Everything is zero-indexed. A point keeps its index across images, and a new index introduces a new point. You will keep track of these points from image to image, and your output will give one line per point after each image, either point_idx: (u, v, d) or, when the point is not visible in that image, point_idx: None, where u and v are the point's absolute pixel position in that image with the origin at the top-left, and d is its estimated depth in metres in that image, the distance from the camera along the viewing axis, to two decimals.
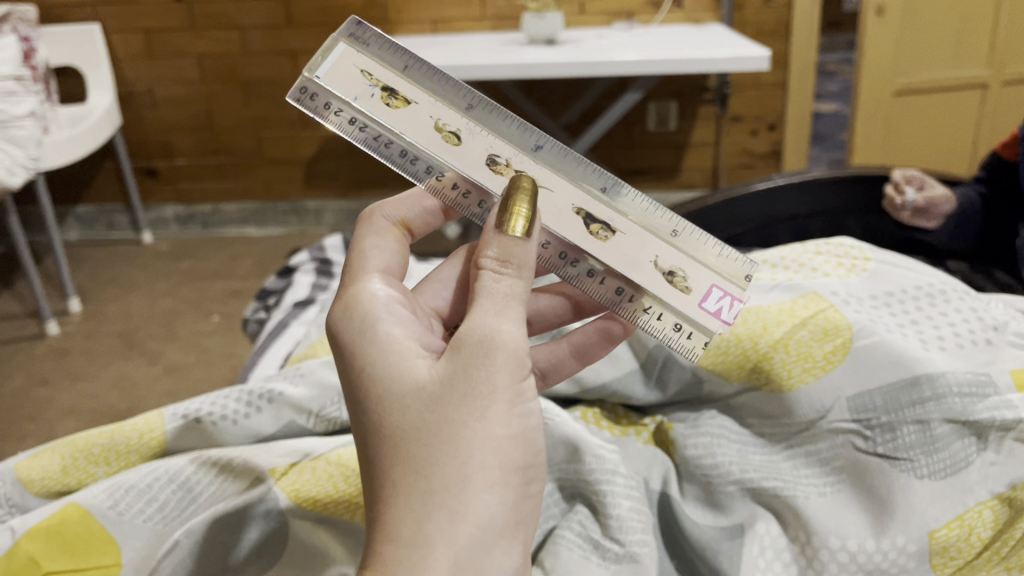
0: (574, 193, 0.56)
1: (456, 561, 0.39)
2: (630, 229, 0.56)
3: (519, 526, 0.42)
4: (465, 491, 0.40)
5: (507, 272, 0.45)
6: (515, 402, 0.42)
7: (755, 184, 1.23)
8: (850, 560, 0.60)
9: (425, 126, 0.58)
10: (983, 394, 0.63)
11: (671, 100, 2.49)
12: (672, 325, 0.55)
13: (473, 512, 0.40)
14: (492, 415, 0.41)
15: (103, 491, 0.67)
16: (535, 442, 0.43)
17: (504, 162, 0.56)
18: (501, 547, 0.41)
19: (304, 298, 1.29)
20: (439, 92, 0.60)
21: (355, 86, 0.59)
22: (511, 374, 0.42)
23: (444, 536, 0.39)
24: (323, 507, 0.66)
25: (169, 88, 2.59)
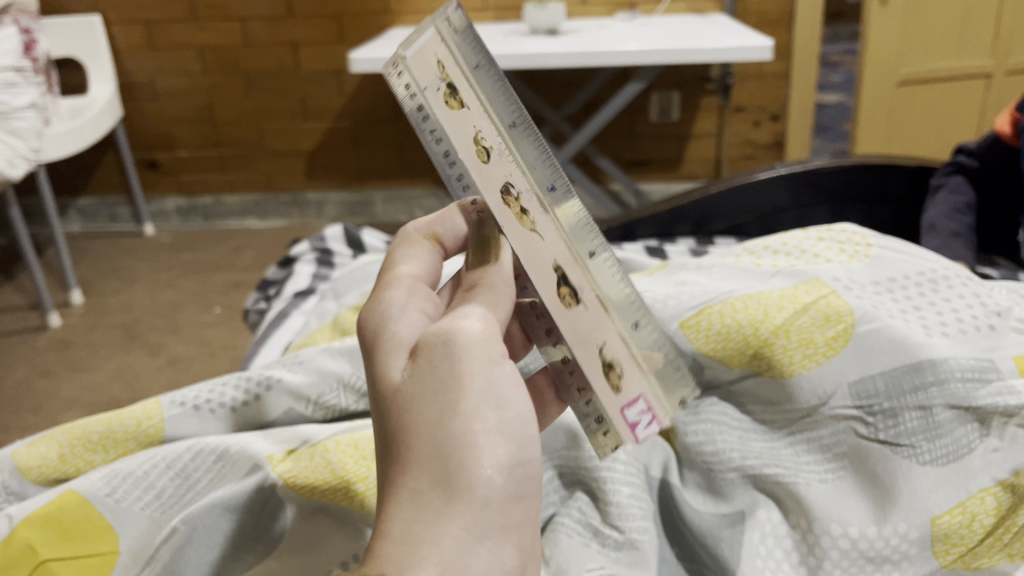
0: (560, 247, 0.45)
1: (443, 560, 0.37)
2: (594, 305, 0.45)
3: (506, 527, 0.40)
4: (445, 483, 0.39)
5: (476, 294, 0.45)
6: (492, 395, 0.41)
7: (758, 174, 1.22)
8: (852, 547, 0.59)
9: (466, 139, 0.46)
10: (985, 380, 0.63)
11: (673, 91, 2.48)
12: (595, 417, 0.47)
13: (457, 506, 0.38)
14: (466, 404, 0.40)
15: (100, 479, 0.67)
16: (522, 437, 0.42)
17: (516, 197, 0.45)
18: (485, 544, 0.39)
19: (304, 289, 1.28)
20: (487, 100, 0.45)
21: (427, 74, 0.47)
22: (484, 368, 0.41)
23: (431, 534, 0.37)
24: (322, 494, 0.64)
25: (171, 80, 2.58)
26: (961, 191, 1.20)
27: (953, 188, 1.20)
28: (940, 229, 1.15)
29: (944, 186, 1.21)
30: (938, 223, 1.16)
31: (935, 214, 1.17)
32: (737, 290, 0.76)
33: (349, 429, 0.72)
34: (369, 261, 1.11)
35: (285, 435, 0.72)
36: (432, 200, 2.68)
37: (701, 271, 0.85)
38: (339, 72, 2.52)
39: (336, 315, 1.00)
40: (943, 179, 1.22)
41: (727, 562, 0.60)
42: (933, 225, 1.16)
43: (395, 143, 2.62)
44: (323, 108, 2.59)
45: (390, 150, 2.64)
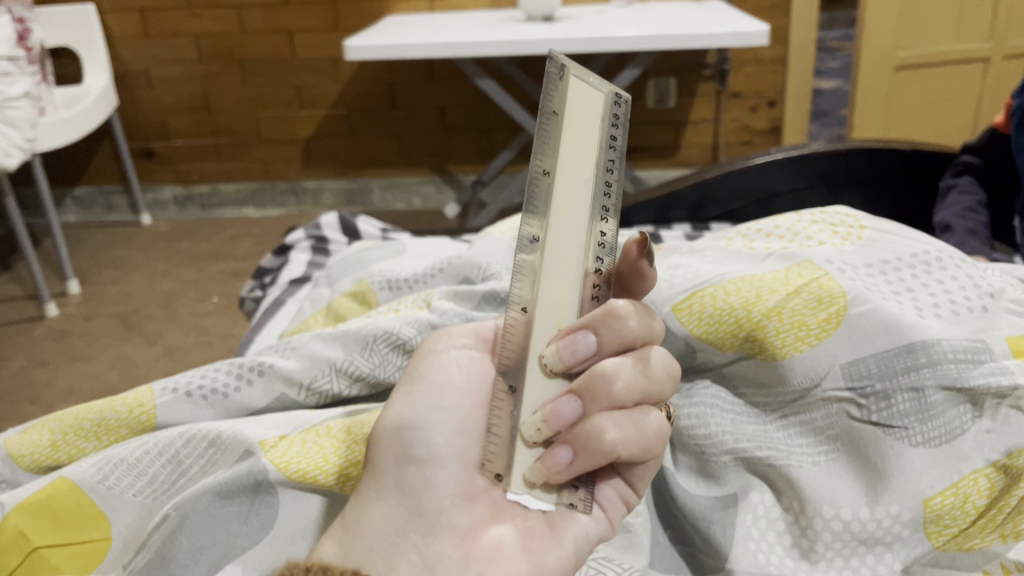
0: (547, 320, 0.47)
1: (343, 522, 0.50)
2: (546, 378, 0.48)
3: (403, 486, 0.50)
4: (366, 463, 0.53)
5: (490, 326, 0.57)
6: (415, 385, 0.53)
7: (755, 158, 1.22)
8: (844, 529, 0.59)
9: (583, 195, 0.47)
10: (977, 360, 0.63)
11: (670, 77, 2.47)
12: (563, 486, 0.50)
13: (365, 478, 0.52)
14: (402, 393, 0.54)
15: (93, 465, 0.68)
16: (420, 410, 0.51)
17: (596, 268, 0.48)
18: (381, 501, 0.50)
19: (299, 276, 1.28)
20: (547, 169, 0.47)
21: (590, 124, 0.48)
22: (420, 369, 0.54)
23: (352, 504, 0.52)
24: (313, 479, 0.64)
25: (166, 69, 2.57)
26: (972, 190, 1.19)
27: (964, 187, 1.20)
28: (957, 228, 1.13)
29: (954, 187, 1.21)
30: (954, 219, 1.15)
31: (947, 214, 1.16)
32: (729, 273, 0.76)
33: (343, 413, 0.73)
34: (364, 248, 1.10)
35: (276, 421, 0.72)
36: (429, 188, 2.68)
37: (693, 255, 0.84)
38: (335, 59, 2.51)
39: (329, 301, 1.01)
40: (953, 180, 1.22)
41: (720, 545, 0.61)
42: (949, 225, 1.14)
43: (392, 129, 2.61)
44: (319, 96, 2.57)
45: (386, 137, 2.63)
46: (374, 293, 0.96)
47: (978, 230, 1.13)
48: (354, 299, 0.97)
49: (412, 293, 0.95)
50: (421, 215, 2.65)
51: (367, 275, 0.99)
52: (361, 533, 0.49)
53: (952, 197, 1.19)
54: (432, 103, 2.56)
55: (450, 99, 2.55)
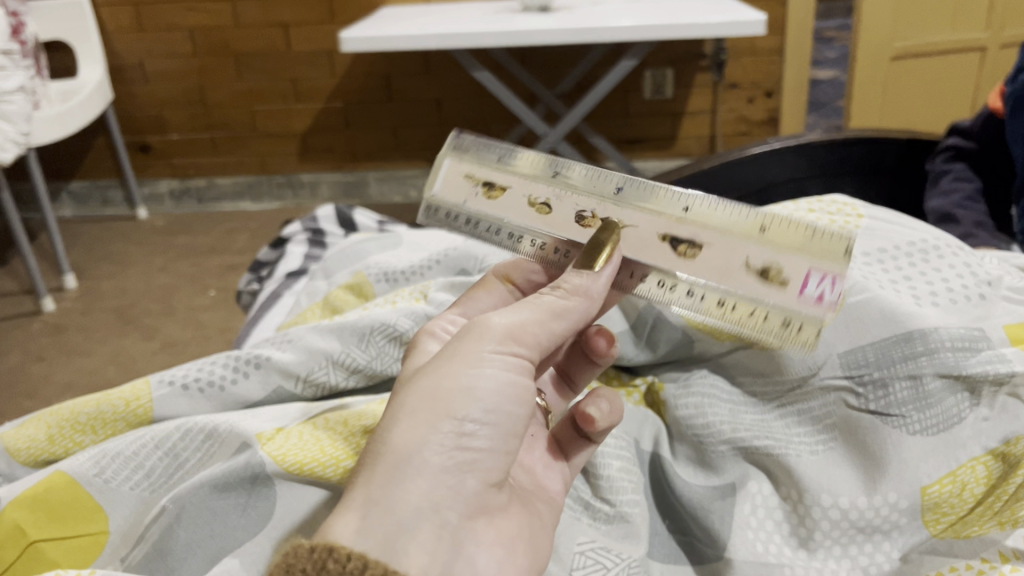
0: (655, 223, 0.61)
1: (371, 495, 0.43)
2: (712, 241, 0.59)
3: (445, 468, 0.44)
4: (389, 431, 0.45)
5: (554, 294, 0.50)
6: (475, 363, 0.47)
7: (752, 147, 1.21)
8: (842, 518, 0.59)
9: (520, 204, 0.64)
10: (976, 349, 0.63)
11: (667, 68, 2.46)
12: (781, 321, 0.57)
13: (394, 449, 0.44)
14: (445, 371, 0.46)
15: (88, 459, 0.67)
16: (485, 397, 0.46)
17: (590, 215, 0.62)
18: (415, 479, 0.43)
19: (297, 268, 1.28)
20: (587, 183, 0.64)
21: (462, 191, 0.67)
22: (475, 343, 0.47)
23: (367, 477, 0.44)
24: (313, 471, 0.64)
25: (161, 62, 2.56)
26: (967, 176, 1.18)
27: (960, 173, 1.19)
28: (963, 220, 1.12)
29: (949, 173, 1.20)
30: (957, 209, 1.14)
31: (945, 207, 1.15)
32: None
33: (339, 407, 0.72)
34: (360, 240, 1.10)
35: (273, 414, 0.72)
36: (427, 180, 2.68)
37: None
38: (331, 52, 2.50)
39: (326, 294, 1.00)
40: (947, 166, 1.21)
41: (718, 533, 0.61)
42: (952, 216, 1.13)
43: (389, 123, 2.61)
44: (315, 89, 2.57)
45: (383, 131, 2.62)
46: (370, 285, 0.97)
47: (982, 221, 1.12)
48: (352, 292, 0.97)
49: (408, 284, 0.95)
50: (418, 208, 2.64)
51: (364, 267, 0.99)
52: (394, 513, 0.42)
53: (948, 184, 1.18)
54: (428, 96, 2.55)
55: (446, 91, 2.54)
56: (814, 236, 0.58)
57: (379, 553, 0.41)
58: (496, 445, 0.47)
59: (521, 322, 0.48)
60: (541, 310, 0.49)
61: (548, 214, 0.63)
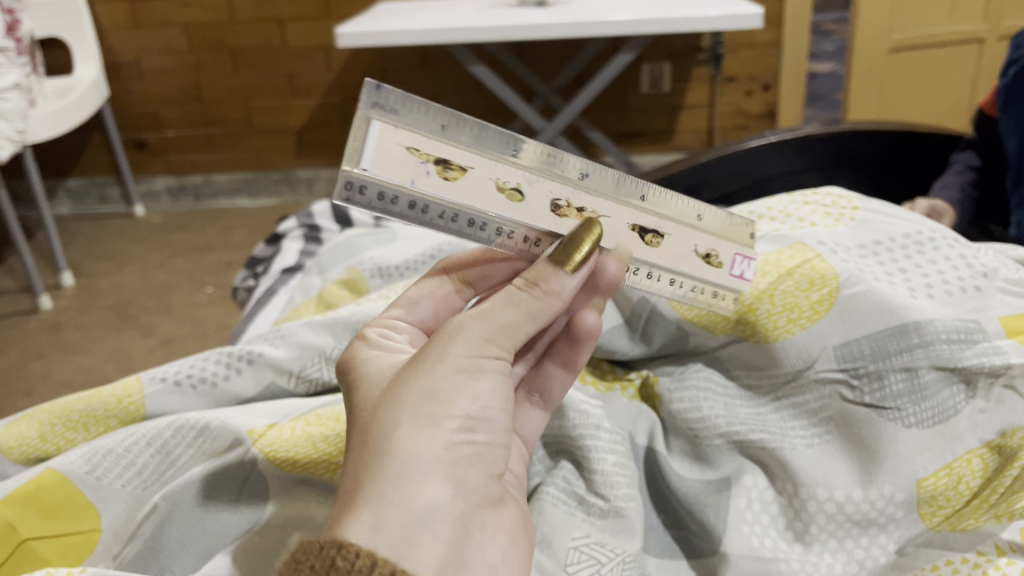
0: (627, 213, 0.56)
1: (382, 490, 0.41)
2: (674, 230, 0.57)
3: (450, 464, 0.44)
4: (393, 429, 0.43)
5: (528, 290, 0.49)
6: (467, 367, 0.46)
7: (748, 141, 1.21)
8: (839, 511, 0.59)
9: (488, 190, 0.51)
10: (971, 341, 0.63)
11: (665, 61, 2.45)
12: (711, 293, 0.61)
13: (400, 445, 0.42)
14: (438, 371, 0.45)
15: (80, 456, 0.67)
16: (482, 398, 0.46)
17: (566, 203, 0.54)
18: (423, 477, 0.42)
19: (292, 264, 1.27)
20: (551, 167, 0.54)
21: (406, 168, 0.49)
22: (468, 344, 0.46)
23: (372, 474, 0.42)
24: (303, 468, 0.64)
25: (157, 59, 2.55)
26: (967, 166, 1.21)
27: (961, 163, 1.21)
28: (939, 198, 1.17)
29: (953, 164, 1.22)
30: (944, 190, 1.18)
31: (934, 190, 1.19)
32: None
33: (334, 401, 0.72)
34: (355, 235, 1.09)
35: (266, 410, 0.71)
36: None
37: None
38: (327, 48, 2.49)
39: (320, 289, 1.00)
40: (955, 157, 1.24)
41: (713, 528, 0.60)
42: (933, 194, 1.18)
43: None
44: (311, 85, 2.56)
45: None
46: (364, 281, 0.96)
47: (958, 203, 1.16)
48: (345, 288, 0.97)
49: (402, 280, 0.94)
50: None
51: (358, 262, 0.99)
52: (409, 507, 0.41)
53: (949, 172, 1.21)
54: (425, 91, 2.55)
55: (444, 87, 2.54)
56: (734, 223, 0.61)
57: (394, 550, 0.40)
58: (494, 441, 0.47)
59: (504, 322, 0.48)
60: (518, 310, 0.48)
61: (521, 203, 0.52)
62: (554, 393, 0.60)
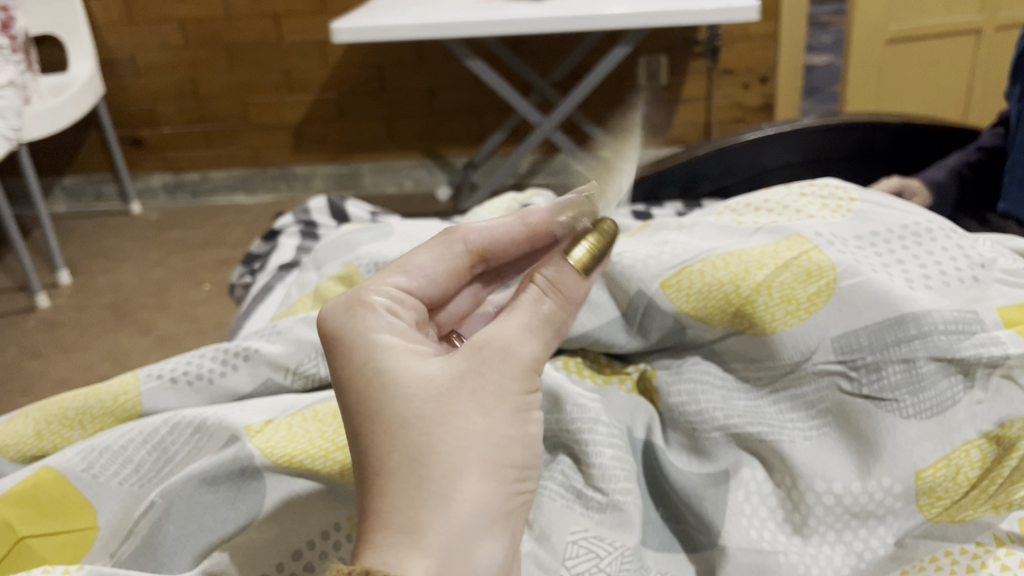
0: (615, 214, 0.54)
1: (448, 541, 0.41)
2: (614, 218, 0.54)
3: (506, 513, 0.44)
4: (460, 477, 0.42)
5: (549, 297, 0.49)
6: (520, 409, 0.46)
7: (746, 133, 1.20)
8: (837, 503, 0.59)
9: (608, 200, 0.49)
10: (969, 332, 0.63)
11: (661, 55, 2.44)
12: None
13: (464, 494, 0.42)
14: (498, 414, 0.44)
15: (76, 454, 0.67)
16: (533, 445, 0.46)
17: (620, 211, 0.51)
18: (487, 531, 0.42)
19: (288, 261, 1.27)
20: None
21: None
22: (520, 382, 0.46)
23: (436, 521, 0.41)
24: (301, 464, 0.62)
25: (152, 55, 2.54)
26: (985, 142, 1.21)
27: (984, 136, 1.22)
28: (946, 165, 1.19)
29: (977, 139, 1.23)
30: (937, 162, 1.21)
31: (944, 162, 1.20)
32: (718, 248, 0.76)
33: (330, 397, 0.72)
34: (352, 231, 1.09)
35: (263, 406, 0.71)
36: (421, 171, 2.68)
37: (681, 231, 0.85)
38: (323, 43, 2.48)
39: (317, 285, 1.00)
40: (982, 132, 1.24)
41: (712, 522, 0.60)
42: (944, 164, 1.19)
43: (381, 113, 2.60)
44: (307, 81, 2.55)
45: (376, 120, 2.61)
46: (360, 275, 0.96)
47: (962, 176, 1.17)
48: (342, 283, 0.96)
49: None
50: (412, 198, 2.65)
51: (354, 258, 0.98)
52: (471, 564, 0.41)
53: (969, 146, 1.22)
54: (421, 86, 2.54)
55: (439, 82, 2.53)
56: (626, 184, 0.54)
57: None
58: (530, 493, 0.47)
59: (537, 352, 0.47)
60: (549, 325, 0.49)
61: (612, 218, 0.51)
62: None
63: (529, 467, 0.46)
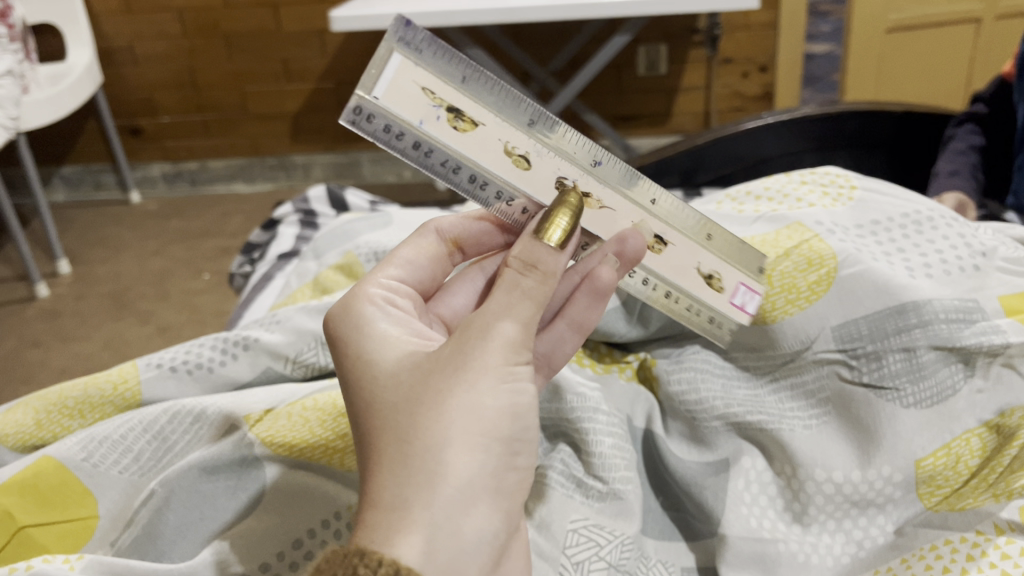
0: (633, 210, 0.57)
1: (433, 517, 0.39)
2: (620, 206, 0.56)
3: (497, 492, 0.43)
4: (443, 450, 0.41)
5: (529, 274, 0.46)
6: (503, 379, 0.44)
7: (746, 122, 1.20)
8: (837, 492, 0.59)
9: (494, 149, 0.53)
10: (970, 320, 0.63)
11: (661, 44, 2.43)
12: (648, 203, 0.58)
13: (450, 468, 0.41)
14: (481, 385, 0.43)
15: (76, 443, 0.67)
16: (522, 417, 0.44)
17: (571, 184, 0.54)
18: (474, 506, 0.41)
19: (288, 250, 1.27)
20: (562, 147, 0.54)
21: (480, 143, 0.53)
22: (502, 355, 0.44)
23: (420, 497, 0.40)
24: (300, 453, 0.64)
25: (150, 44, 2.53)
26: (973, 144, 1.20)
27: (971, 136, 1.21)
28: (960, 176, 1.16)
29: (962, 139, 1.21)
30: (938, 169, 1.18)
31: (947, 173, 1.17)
32: None
33: (329, 387, 0.72)
34: (350, 220, 1.09)
35: (263, 395, 0.71)
36: None
37: None
38: (322, 31, 2.47)
39: (316, 274, 1.00)
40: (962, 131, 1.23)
41: (712, 510, 0.60)
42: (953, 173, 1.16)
43: None
44: (306, 70, 2.55)
45: None
46: (360, 265, 0.96)
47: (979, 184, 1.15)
48: (341, 272, 0.96)
49: None
50: (412, 188, 2.65)
51: (354, 247, 0.98)
52: (457, 538, 0.40)
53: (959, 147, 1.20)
54: None
55: None
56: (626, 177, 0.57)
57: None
58: (525, 470, 0.45)
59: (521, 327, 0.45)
60: (526, 298, 0.46)
61: (527, 171, 0.54)
62: (560, 357, 0.56)
63: (518, 440, 0.44)
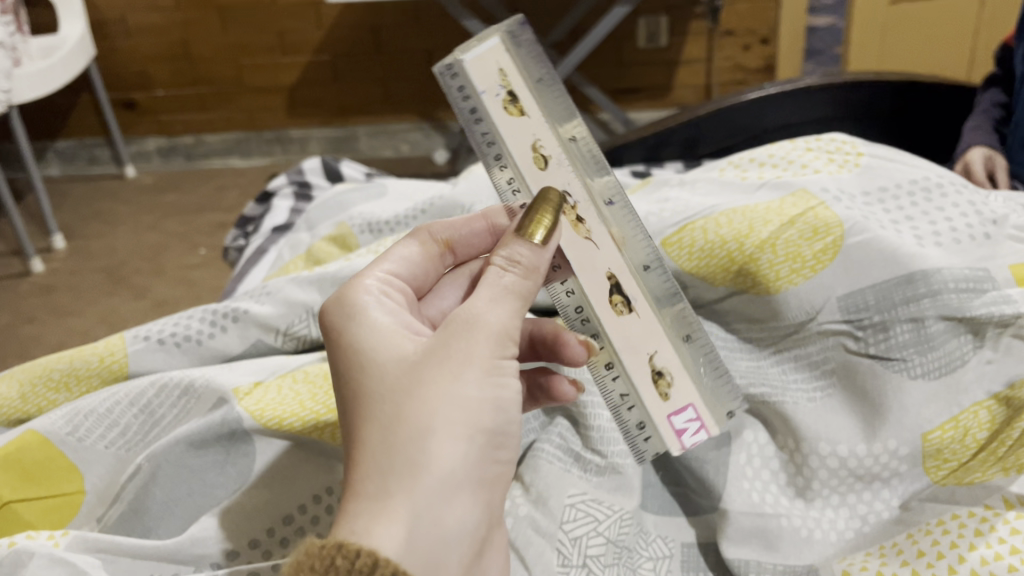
0: (619, 257, 0.51)
1: (413, 508, 0.38)
2: (607, 245, 0.51)
3: (481, 482, 0.41)
4: (426, 441, 0.39)
5: (512, 269, 0.45)
6: (490, 369, 0.42)
7: (748, 92, 1.17)
8: (841, 466, 0.57)
9: (523, 142, 0.54)
10: (981, 289, 0.61)
11: (661, 15, 2.38)
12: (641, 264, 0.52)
13: (433, 458, 0.39)
14: (465, 376, 0.41)
15: (61, 417, 0.65)
16: (509, 410, 0.43)
17: (571, 205, 0.51)
18: (456, 496, 0.39)
19: (282, 223, 1.24)
20: (585, 173, 0.53)
21: (516, 126, 0.54)
22: (491, 347, 0.42)
23: (401, 487, 0.38)
24: (291, 428, 0.61)
25: (142, 15, 2.47)
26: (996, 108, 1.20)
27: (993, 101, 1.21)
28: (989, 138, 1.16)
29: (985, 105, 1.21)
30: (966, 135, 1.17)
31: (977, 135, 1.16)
32: (720, 204, 0.74)
33: (320, 359, 0.70)
34: (344, 191, 1.07)
35: (251, 367, 0.70)
36: (418, 134, 2.66)
37: (683, 186, 0.83)
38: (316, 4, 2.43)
39: (309, 246, 0.98)
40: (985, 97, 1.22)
41: (713, 485, 0.59)
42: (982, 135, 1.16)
43: (376, 76, 2.56)
44: (302, 42, 2.51)
45: (373, 83, 2.57)
46: (353, 236, 0.94)
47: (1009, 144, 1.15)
48: (334, 244, 0.95)
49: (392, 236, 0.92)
50: (410, 162, 2.63)
51: (347, 217, 0.97)
52: (439, 530, 0.38)
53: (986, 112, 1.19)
54: (418, 46, 2.50)
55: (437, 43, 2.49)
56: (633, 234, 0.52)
57: (422, 570, 0.37)
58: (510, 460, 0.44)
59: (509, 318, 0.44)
60: (513, 295, 0.44)
61: (541, 170, 0.53)
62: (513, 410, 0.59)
63: (503, 431, 0.43)
